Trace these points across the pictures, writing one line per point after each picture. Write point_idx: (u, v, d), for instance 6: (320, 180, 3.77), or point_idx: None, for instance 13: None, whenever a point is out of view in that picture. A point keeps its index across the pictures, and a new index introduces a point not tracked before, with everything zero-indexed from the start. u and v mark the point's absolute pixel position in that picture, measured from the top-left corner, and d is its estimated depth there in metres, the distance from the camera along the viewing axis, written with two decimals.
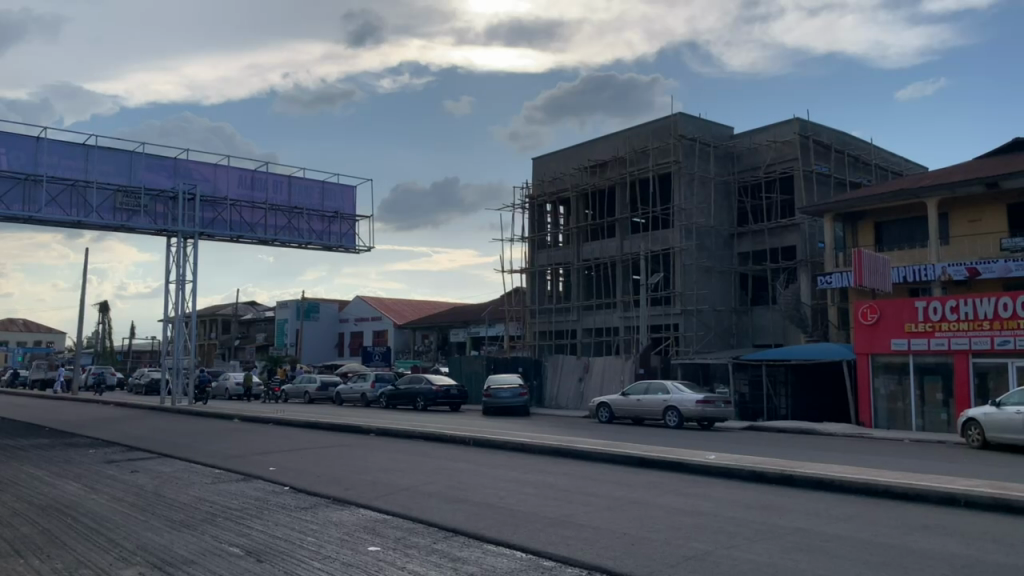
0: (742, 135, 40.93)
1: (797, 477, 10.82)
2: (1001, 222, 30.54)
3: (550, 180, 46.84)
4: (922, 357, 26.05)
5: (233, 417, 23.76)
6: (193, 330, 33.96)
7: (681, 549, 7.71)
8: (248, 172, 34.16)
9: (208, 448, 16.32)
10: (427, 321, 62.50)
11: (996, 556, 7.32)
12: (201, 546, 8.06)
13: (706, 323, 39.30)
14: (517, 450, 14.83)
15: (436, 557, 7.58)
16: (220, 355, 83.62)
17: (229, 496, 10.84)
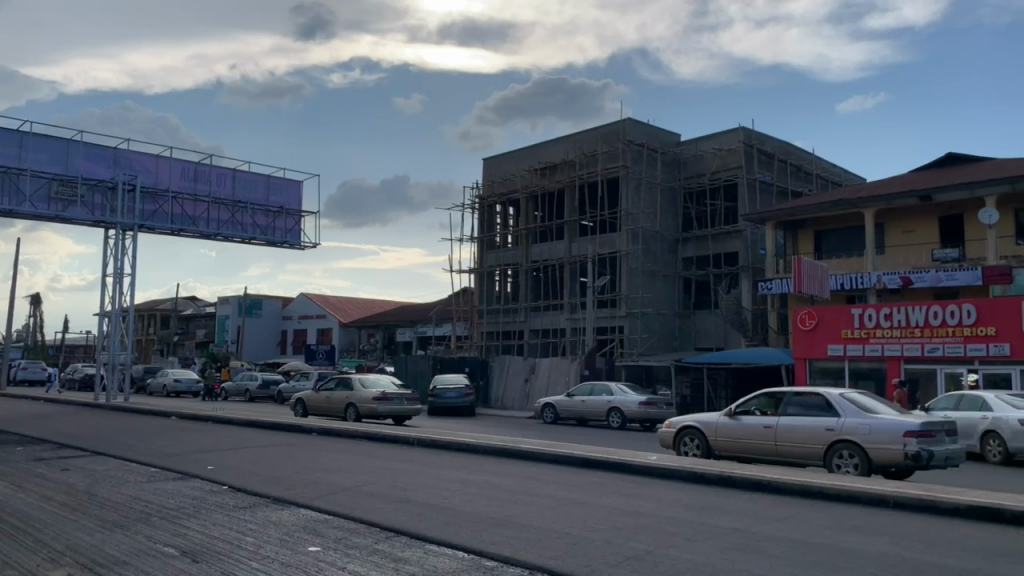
0: (689, 142, 41.68)
1: (735, 478, 11.05)
2: (934, 234, 31.70)
3: (500, 180, 46.85)
4: (857, 362, 26.81)
5: (171, 416, 23.08)
6: (131, 324, 32.85)
7: (620, 549, 7.81)
8: (191, 164, 33.38)
9: (142, 446, 15.92)
10: (372, 321, 61.86)
11: (919, 554, 7.64)
12: (135, 546, 7.88)
13: (650, 326, 39.89)
14: (460, 449, 14.82)
15: (377, 557, 7.54)
16: (158, 351, 81.52)
17: (164, 496, 10.55)
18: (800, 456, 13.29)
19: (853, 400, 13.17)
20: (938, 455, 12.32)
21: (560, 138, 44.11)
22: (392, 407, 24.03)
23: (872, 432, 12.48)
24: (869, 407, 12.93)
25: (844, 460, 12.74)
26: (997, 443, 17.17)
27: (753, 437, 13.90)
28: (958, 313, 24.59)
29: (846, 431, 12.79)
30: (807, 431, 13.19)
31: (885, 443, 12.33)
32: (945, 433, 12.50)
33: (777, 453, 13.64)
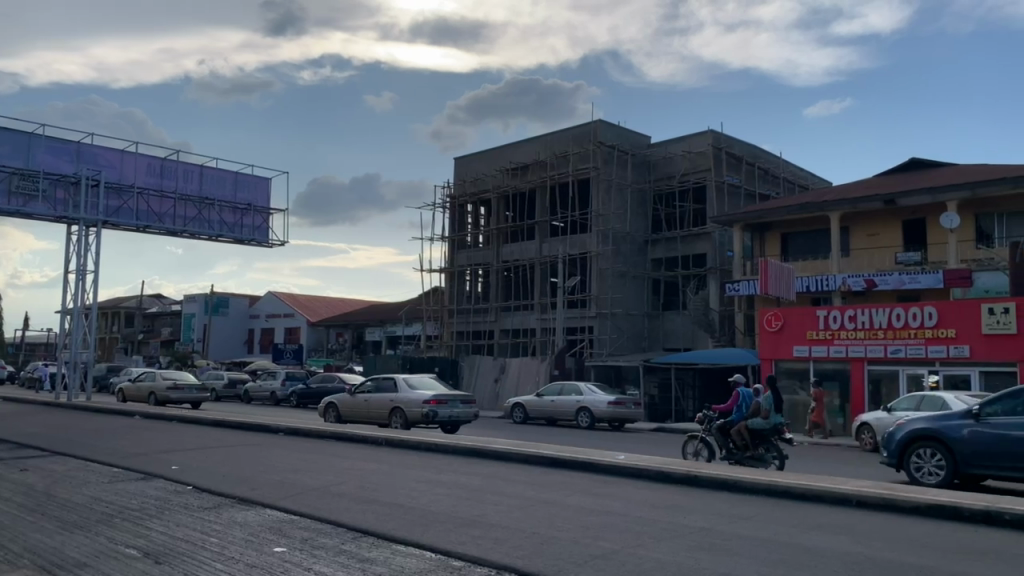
0: (659, 144, 42.01)
1: (702, 477, 11.15)
2: (898, 237, 32.28)
3: (472, 180, 46.81)
4: (822, 363, 27.17)
5: (134, 416, 22.70)
6: (94, 322, 32.28)
7: (587, 548, 7.83)
8: (157, 160, 32.82)
9: (104, 446, 15.66)
10: (342, 320, 61.45)
11: (881, 553, 7.75)
12: (94, 547, 7.75)
13: (620, 327, 40.08)
14: (428, 449, 14.79)
15: (343, 558, 7.49)
16: (122, 349, 80.33)
17: (126, 496, 10.40)
18: (379, 417, 21.81)
19: (410, 382, 21.78)
20: (444, 415, 20.93)
21: (531, 138, 44.25)
22: (185, 393, 32.23)
23: (409, 400, 21.02)
24: (415, 386, 21.54)
25: (397, 419, 21.31)
26: None
27: (359, 407, 22.42)
28: (920, 315, 25.05)
29: (399, 401, 21.32)
30: (382, 401, 21.72)
31: (415, 407, 20.87)
32: (453, 401, 21.14)
33: (369, 416, 22.21)
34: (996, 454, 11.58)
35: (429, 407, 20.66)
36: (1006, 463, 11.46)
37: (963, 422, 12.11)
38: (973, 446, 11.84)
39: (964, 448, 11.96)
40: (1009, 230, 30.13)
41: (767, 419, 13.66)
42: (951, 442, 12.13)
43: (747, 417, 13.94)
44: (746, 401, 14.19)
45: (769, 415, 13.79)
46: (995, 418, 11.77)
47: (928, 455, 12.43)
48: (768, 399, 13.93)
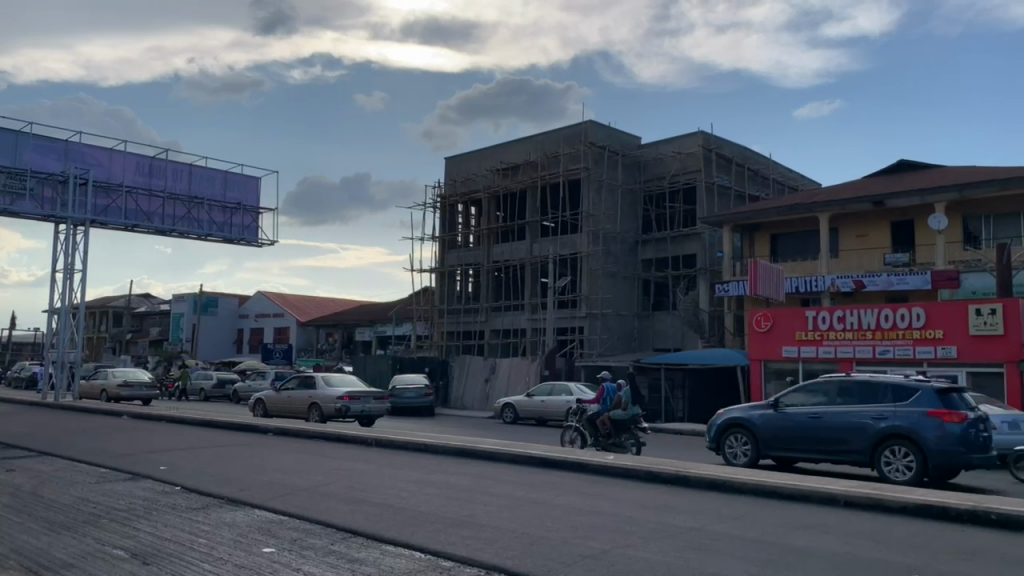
0: (649, 145, 42.10)
1: (691, 477, 11.19)
2: (886, 239, 32.48)
3: (462, 180, 46.79)
4: (811, 364, 27.31)
5: (121, 416, 22.58)
6: (82, 322, 32.09)
7: (577, 548, 7.84)
8: (146, 158, 32.65)
9: (91, 447, 15.58)
10: (332, 320, 61.29)
11: (869, 552, 7.79)
12: (81, 549, 7.70)
13: (610, 327, 40.13)
14: (418, 449, 14.77)
15: (332, 558, 7.47)
16: (110, 349, 79.89)
17: (113, 497, 10.34)
18: (299, 412, 23.87)
19: (328, 380, 23.90)
20: (356, 409, 23.13)
21: (522, 138, 44.26)
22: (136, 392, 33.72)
23: (326, 397, 23.19)
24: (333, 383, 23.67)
25: (314, 414, 23.44)
26: None
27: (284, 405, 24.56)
28: (908, 316, 25.21)
29: (318, 397, 23.45)
30: (303, 397, 23.81)
31: (330, 402, 23.03)
32: (366, 397, 23.33)
33: (292, 412, 24.35)
34: (791, 436, 14.06)
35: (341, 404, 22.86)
36: (798, 446, 13.97)
37: (764, 411, 14.63)
38: (774, 431, 14.30)
39: (765, 433, 14.43)
40: (996, 231, 30.31)
41: (627, 409, 16.35)
42: (755, 428, 14.61)
43: (610, 410, 16.56)
44: (610, 396, 16.86)
45: (629, 407, 16.48)
46: (791, 405, 14.31)
47: (740, 441, 14.79)
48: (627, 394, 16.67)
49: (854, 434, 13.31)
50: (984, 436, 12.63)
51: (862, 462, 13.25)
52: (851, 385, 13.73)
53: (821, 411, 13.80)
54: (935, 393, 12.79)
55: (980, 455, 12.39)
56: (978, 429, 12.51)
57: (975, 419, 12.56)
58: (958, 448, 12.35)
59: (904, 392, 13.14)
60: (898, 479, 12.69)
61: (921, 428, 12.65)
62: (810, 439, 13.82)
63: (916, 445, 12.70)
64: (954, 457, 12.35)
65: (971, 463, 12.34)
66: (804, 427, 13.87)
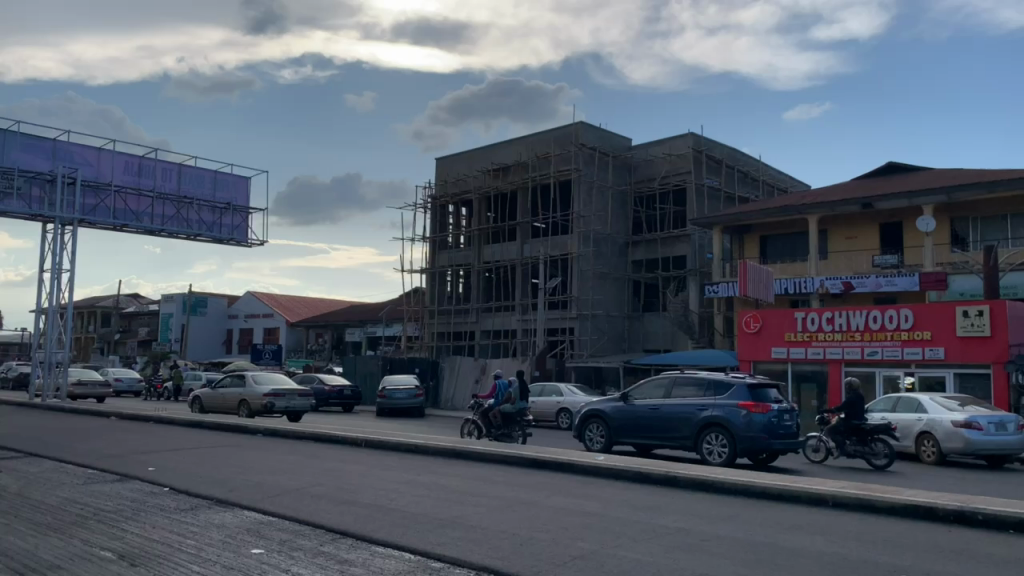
0: (639, 147, 42.21)
1: (680, 478, 11.21)
2: (875, 241, 32.66)
3: (453, 181, 46.77)
4: (799, 364, 27.34)
5: (110, 416, 22.45)
6: (69, 322, 31.87)
7: (566, 549, 7.86)
8: (135, 158, 32.47)
9: (79, 448, 15.49)
10: (322, 320, 61.15)
11: (857, 552, 7.83)
12: (69, 550, 7.65)
13: (600, 328, 40.18)
14: (408, 450, 14.75)
15: (321, 560, 7.44)
16: (97, 350, 79.42)
17: (101, 498, 10.29)
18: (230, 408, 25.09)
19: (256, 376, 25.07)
20: (280, 405, 24.29)
21: (513, 139, 44.29)
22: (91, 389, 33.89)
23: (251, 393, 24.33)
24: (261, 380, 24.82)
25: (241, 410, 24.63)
26: (931, 444, 17.74)
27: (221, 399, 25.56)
28: (896, 318, 25.40)
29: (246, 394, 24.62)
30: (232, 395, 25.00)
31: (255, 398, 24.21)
32: (290, 394, 24.49)
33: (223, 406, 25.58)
34: (636, 424, 15.98)
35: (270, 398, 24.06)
36: (640, 433, 15.91)
37: (617, 401, 16.54)
38: (622, 419, 16.22)
39: (615, 421, 16.35)
40: (983, 233, 30.51)
41: (515, 403, 17.92)
42: (608, 417, 16.53)
43: (501, 404, 18.10)
44: (502, 390, 18.32)
45: (517, 401, 18.07)
46: (638, 397, 16.25)
47: (596, 429, 16.69)
48: (518, 387, 18.23)
49: (682, 422, 15.25)
50: (786, 424, 14.73)
51: (688, 447, 15.22)
52: (681, 380, 15.73)
53: (659, 403, 15.76)
54: (745, 387, 14.86)
55: (779, 440, 14.50)
56: (779, 417, 14.63)
57: (777, 409, 14.67)
58: (761, 434, 14.41)
59: (723, 386, 15.16)
60: (714, 461, 14.70)
61: (732, 416, 14.65)
62: (650, 427, 15.77)
63: (728, 431, 14.67)
64: (758, 441, 14.38)
65: (772, 446, 14.42)
66: (646, 416, 15.82)
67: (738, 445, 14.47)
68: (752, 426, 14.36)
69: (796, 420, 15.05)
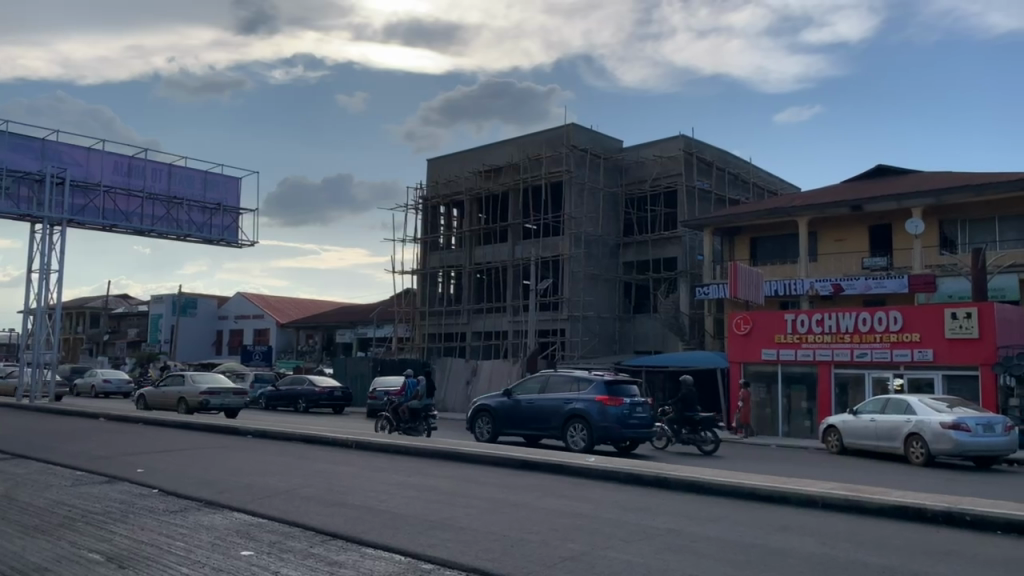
0: (630, 149, 42.29)
1: (671, 480, 11.22)
2: (865, 243, 32.84)
3: (444, 182, 46.76)
4: (789, 366, 27.52)
5: (99, 417, 22.34)
6: (58, 323, 31.69)
7: (556, 550, 7.87)
8: (125, 158, 32.31)
9: (67, 449, 15.40)
10: (313, 321, 61.01)
11: (845, 553, 7.87)
12: (57, 552, 7.61)
13: (591, 329, 40.24)
14: (398, 452, 14.72)
15: (311, 562, 7.42)
16: (87, 351, 79.02)
17: (89, 500, 10.23)
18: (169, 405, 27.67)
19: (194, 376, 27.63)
20: (216, 402, 26.86)
21: (504, 140, 44.31)
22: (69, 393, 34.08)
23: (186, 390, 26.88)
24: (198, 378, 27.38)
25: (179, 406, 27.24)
26: (919, 445, 17.83)
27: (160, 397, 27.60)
28: (886, 320, 25.45)
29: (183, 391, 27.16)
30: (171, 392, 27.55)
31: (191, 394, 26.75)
32: (224, 392, 27.01)
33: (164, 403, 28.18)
34: (517, 417, 18.40)
35: (204, 395, 26.04)
36: (519, 424, 18.36)
37: (501, 397, 18.95)
38: (505, 412, 18.64)
39: (499, 414, 18.76)
40: (971, 236, 30.74)
41: (422, 401, 20.57)
42: (493, 410, 18.92)
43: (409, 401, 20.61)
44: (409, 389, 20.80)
45: (422, 398, 20.69)
46: (518, 393, 18.71)
47: (484, 422, 19.10)
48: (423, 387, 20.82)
49: (552, 414, 17.74)
50: (638, 416, 17.26)
51: (556, 435, 17.71)
52: (554, 378, 18.20)
53: (534, 398, 18.26)
54: (603, 384, 17.38)
55: (630, 429, 17.05)
56: (631, 410, 17.17)
57: (630, 402, 17.21)
58: (614, 424, 16.93)
59: (586, 382, 17.67)
60: (575, 448, 17.25)
61: (590, 410, 17.15)
62: (528, 418, 18.24)
63: (588, 422, 17.17)
64: (611, 430, 16.91)
65: (624, 434, 16.97)
66: (525, 410, 18.28)
67: (595, 434, 16.98)
68: (606, 417, 16.88)
69: (649, 412, 17.60)
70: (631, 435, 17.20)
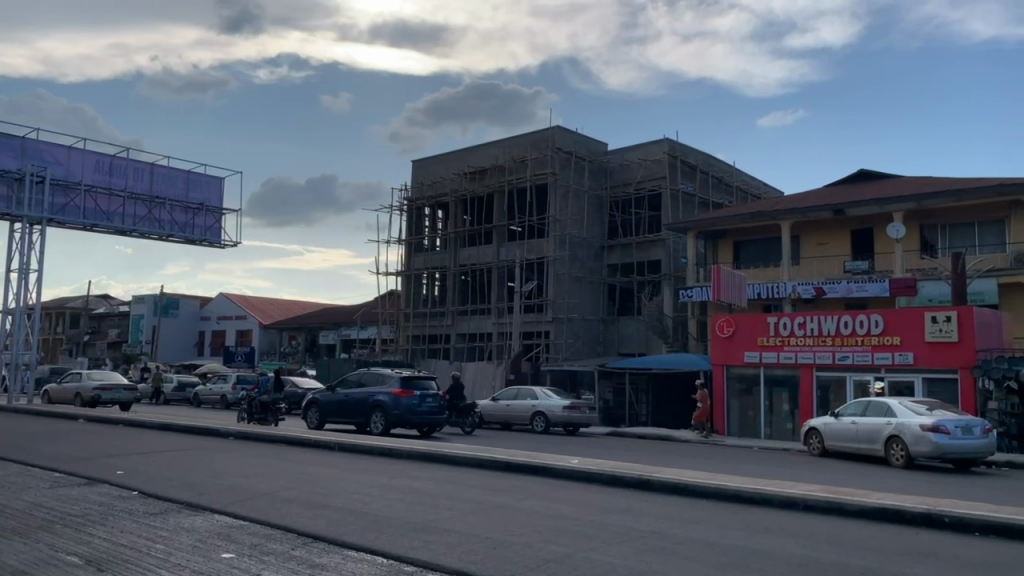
0: (615, 151, 42.37)
1: (654, 481, 11.25)
2: (847, 246, 33.08)
3: (429, 183, 46.70)
4: (772, 369, 27.68)
5: (79, 418, 22.13)
6: (36, 323, 31.35)
7: (539, 552, 7.88)
8: (106, 157, 32.01)
9: (45, 450, 15.25)
10: (296, 322, 60.75)
11: (826, 555, 7.92)
12: (34, 554, 7.53)
13: (576, 331, 40.31)
14: (381, 454, 14.67)
15: (292, 564, 7.39)
16: (67, 351, 78.22)
17: (68, 502, 10.14)
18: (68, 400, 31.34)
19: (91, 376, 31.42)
20: (108, 397, 30.66)
21: (490, 142, 44.30)
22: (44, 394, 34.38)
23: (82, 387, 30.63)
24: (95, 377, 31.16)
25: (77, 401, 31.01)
26: (900, 447, 17.99)
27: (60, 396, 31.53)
28: (866, 323, 25.66)
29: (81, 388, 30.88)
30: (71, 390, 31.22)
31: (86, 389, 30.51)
32: (117, 389, 30.86)
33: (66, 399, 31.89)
34: (337, 408, 21.96)
35: (98, 390, 30.26)
36: (337, 414, 21.95)
37: (326, 392, 22.51)
38: (328, 404, 22.17)
39: (323, 406, 22.31)
40: (951, 240, 31.08)
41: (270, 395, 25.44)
42: (320, 403, 22.43)
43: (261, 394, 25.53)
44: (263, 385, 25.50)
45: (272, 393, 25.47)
46: (340, 388, 22.30)
47: (312, 413, 22.59)
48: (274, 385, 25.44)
49: (361, 405, 21.44)
50: (427, 405, 21.20)
51: (364, 422, 21.43)
52: (365, 375, 21.98)
53: (350, 391, 21.92)
54: (400, 379, 21.28)
55: (419, 415, 20.98)
56: (421, 400, 21.09)
57: (420, 394, 21.14)
58: (405, 411, 20.82)
59: (388, 378, 21.49)
60: (375, 431, 20.96)
61: (388, 400, 20.92)
62: (344, 409, 21.86)
63: (386, 411, 20.93)
64: (403, 416, 20.79)
65: (413, 419, 20.89)
66: (343, 402, 21.85)
67: (390, 419, 20.78)
68: (398, 406, 20.74)
69: (439, 402, 21.53)
70: (421, 420, 21.11)
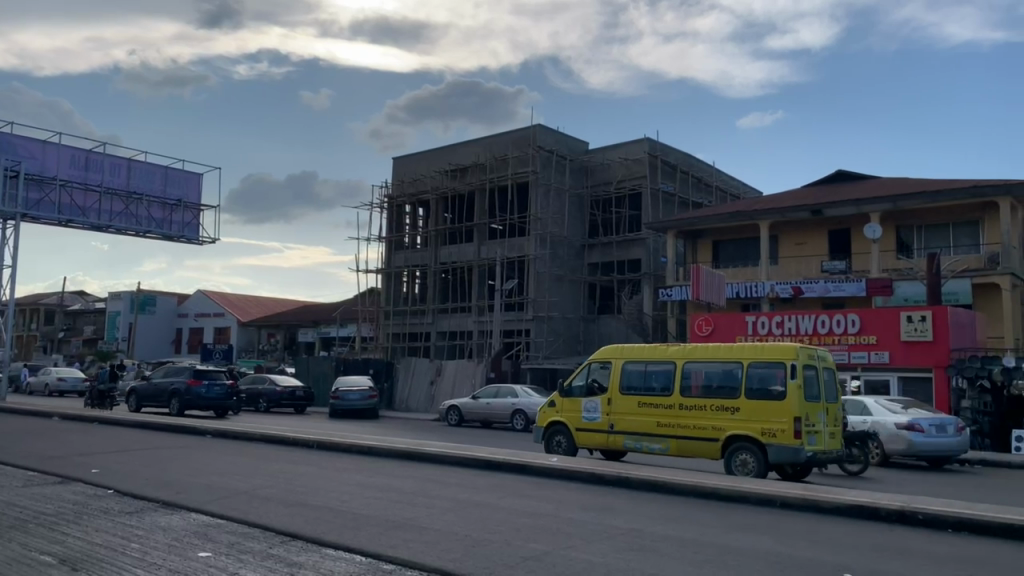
0: (596, 150, 42.45)
1: (634, 479, 11.30)
2: (824, 246, 33.41)
3: (410, 181, 46.58)
4: None
5: (53, 416, 21.81)
6: (9, 320, 30.84)
7: (518, 549, 7.89)
8: (82, 152, 31.55)
9: (16, 449, 15.04)
10: (274, 320, 60.39)
11: (803, 552, 8.00)
12: (6, 554, 7.42)
13: (556, 330, 40.16)
14: (360, 453, 14.61)
15: (270, 563, 7.35)
16: (40, 349, 77.15)
17: (41, 500, 10.03)
18: None
19: None
20: None
21: (470, 140, 44.29)
22: None
23: None
24: None
25: None
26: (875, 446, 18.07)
27: None
28: (844, 322, 26.02)
29: None
30: None
31: None
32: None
33: None
34: (148, 395, 26.90)
35: None
36: (148, 400, 26.90)
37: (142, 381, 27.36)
38: (142, 392, 27.06)
39: (139, 393, 27.27)
40: (927, 240, 31.44)
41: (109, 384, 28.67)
42: (138, 391, 27.36)
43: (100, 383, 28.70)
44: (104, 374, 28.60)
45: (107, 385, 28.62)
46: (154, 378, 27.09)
47: (132, 399, 27.61)
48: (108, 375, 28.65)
49: (164, 392, 26.33)
50: (214, 391, 26.07)
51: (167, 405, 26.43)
52: (169, 366, 26.78)
53: (157, 381, 26.77)
54: (192, 370, 26.12)
55: (206, 399, 25.91)
56: (208, 388, 26.01)
57: (207, 382, 26.01)
58: (194, 397, 25.69)
59: (184, 369, 26.32)
60: (173, 412, 25.99)
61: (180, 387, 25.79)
62: (152, 395, 26.82)
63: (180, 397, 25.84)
64: (193, 401, 25.69)
65: (202, 403, 25.83)
66: (152, 390, 26.79)
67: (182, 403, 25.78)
68: (187, 393, 25.63)
69: (226, 388, 26.39)
70: (210, 404, 26.03)
